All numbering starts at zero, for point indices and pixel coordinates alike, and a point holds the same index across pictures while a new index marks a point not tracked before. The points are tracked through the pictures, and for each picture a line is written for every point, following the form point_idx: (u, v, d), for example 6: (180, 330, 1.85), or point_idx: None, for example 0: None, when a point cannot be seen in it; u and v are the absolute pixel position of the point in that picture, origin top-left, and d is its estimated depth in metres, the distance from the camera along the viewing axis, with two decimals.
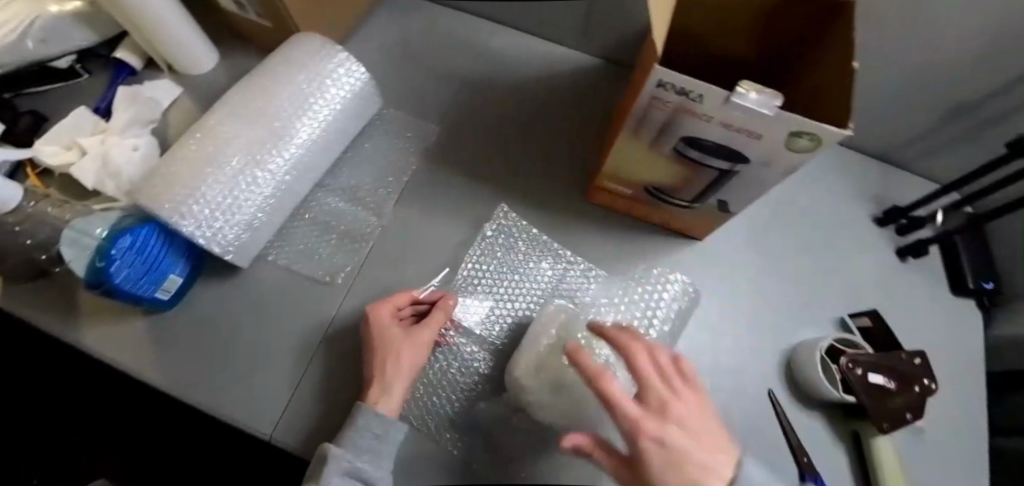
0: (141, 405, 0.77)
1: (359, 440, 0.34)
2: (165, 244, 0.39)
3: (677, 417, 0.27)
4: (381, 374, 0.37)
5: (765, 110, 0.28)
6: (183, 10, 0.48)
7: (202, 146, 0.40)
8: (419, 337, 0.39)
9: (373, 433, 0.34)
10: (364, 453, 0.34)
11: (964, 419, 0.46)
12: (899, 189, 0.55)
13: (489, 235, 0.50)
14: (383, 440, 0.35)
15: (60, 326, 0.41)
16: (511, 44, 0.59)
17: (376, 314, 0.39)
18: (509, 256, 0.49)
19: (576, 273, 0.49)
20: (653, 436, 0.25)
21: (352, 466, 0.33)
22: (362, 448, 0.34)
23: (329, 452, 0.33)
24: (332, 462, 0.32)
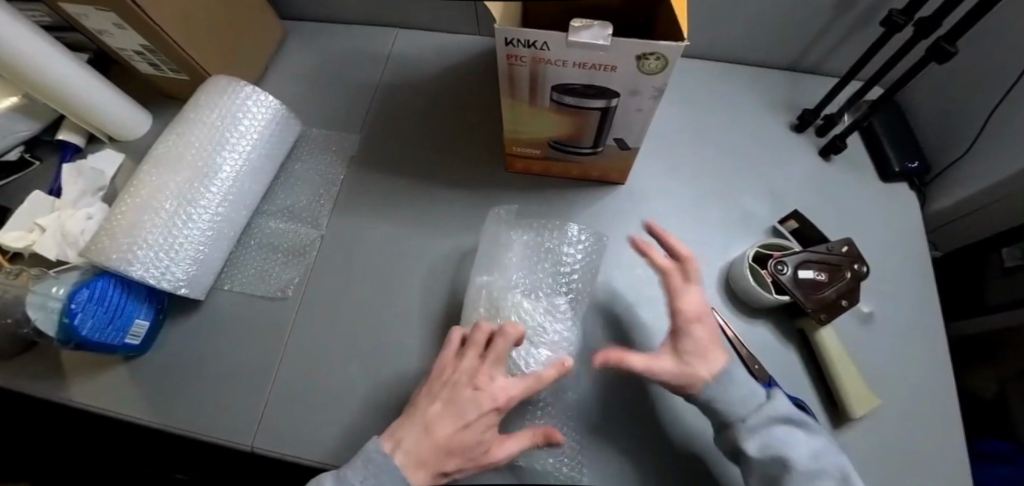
0: (163, 460, 0.72)
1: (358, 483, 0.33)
2: (123, 293, 0.44)
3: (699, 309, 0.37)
4: (442, 465, 0.33)
5: (601, 42, 0.31)
6: (94, 73, 0.52)
7: (136, 197, 0.43)
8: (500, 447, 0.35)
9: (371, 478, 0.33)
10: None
11: (909, 295, 0.48)
12: (808, 94, 0.58)
13: (498, 233, 0.48)
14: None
15: (63, 387, 0.46)
16: (416, 44, 0.63)
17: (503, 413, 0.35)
18: (500, 260, 0.45)
19: (540, 254, 0.47)
20: (694, 324, 0.36)
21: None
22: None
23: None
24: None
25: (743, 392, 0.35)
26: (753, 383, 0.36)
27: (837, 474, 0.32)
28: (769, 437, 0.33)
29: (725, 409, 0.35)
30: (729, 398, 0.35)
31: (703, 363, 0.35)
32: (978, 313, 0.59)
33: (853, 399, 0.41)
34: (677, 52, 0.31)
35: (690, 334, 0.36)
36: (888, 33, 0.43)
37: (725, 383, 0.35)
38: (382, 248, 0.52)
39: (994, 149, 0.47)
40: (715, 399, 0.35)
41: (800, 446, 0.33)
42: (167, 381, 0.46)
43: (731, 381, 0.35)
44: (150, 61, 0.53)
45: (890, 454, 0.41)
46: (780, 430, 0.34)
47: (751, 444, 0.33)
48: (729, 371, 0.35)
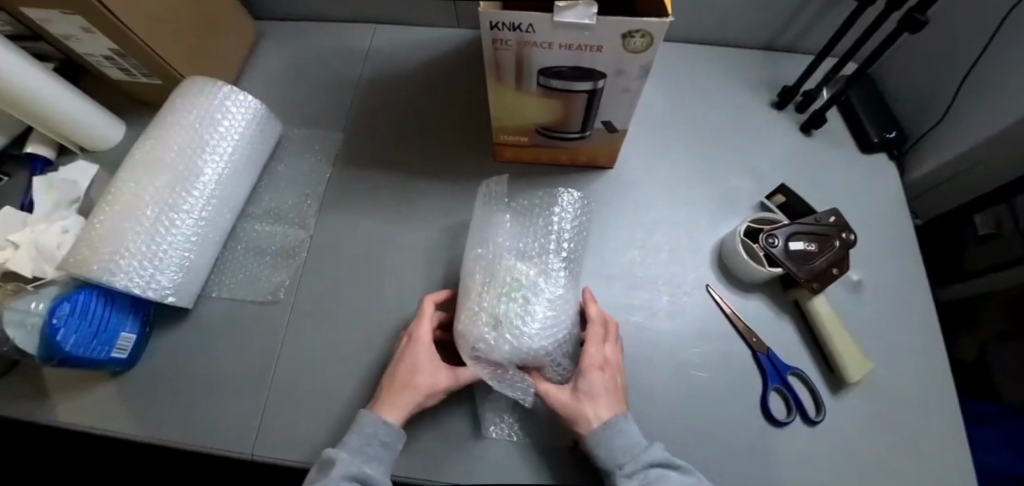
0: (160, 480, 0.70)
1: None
2: (105, 306, 0.42)
3: (599, 369, 0.37)
4: (411, 396, 0.36)
5: (587, 21, 0.30)
6: (63, 82, 0.50)
7: (115, 204, 0.42)
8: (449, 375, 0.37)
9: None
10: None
11: (895, 261, 0.49)
12: (786, 72, 0.59)
13: (488, 203, 0.46)
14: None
15: (46, 408, 0.44)
16: (395, 38, 0.62)
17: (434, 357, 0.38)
18: (493, 229, 0.44)
19: (534, 223, 0.45)
20: (593, 377, 0.36)
21: (359, 472, 0.32)
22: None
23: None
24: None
25: (625, 439, 0.34)
26: (637, 433, 0.35)
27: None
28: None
29: (607, 460, 0.34)
30: (616, 448, 0.34)
31: (606, 405, 0.35)
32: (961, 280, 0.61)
33: (848, 364, 0.42)
34: (662, 29, 0.31)
35: (584, 383, 0.36)
36: (862, 6, 0.44)
37: (609, 436, 0.34)
38: (374, 245, 0.51)
39: (966, 116, 0.49)
40: (600, 443, 0.34)
41: None
42: (158, 394, 0.45)
43: (617, 430, 0.34)
44: (120, 66, 0.51)
45: (886, 415, 0.42)
46: (659, 475, 0.33)
47: None
48: (614, 426, 0.34)
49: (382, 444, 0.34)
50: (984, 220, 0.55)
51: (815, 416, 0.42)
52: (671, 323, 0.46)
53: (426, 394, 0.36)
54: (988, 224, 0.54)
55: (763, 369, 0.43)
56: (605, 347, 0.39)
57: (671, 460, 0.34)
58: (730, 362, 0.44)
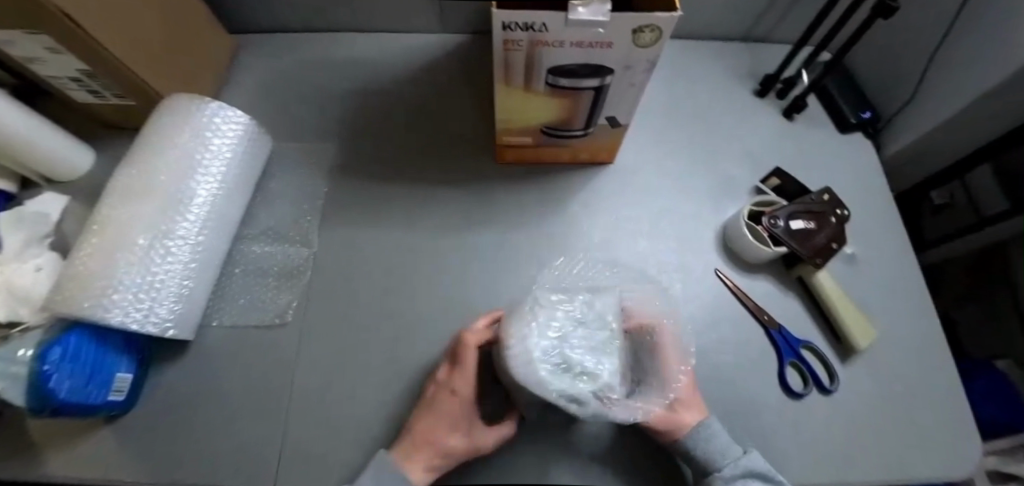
0: None
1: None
2: (99, 347, 0.39)
3: (682, 385, 0.39)
4: (431, 457, 0.36)
5: (601, 18, 0.31)
6: (25, 108, 0.46)
7: (102, 235, 0.39)
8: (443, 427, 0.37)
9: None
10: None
11: (881, 232, 0.52)
12: (764, 61, 0.62)
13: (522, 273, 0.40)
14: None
15: (32, 465, 0.40)
16: (381, 46, 0.61)
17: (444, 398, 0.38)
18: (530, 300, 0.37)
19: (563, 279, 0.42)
20: (678, 392, 0.38)
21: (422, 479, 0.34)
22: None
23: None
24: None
25: (722, 445, 0.37)
26: (725, 435, 0.38)
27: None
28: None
29: (705, 460, 0.36)
30: (712, 450, 0.36)
31: (689, 410, 0.38)
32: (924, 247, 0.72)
33: (855, 332, 0.44)
34: (672, 22, 0.32)
35: (679, 398, 0.38)
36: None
37: (706, 441, 0.37)
38: (381, 258, 0.49)
39: (931, 94, 0.52)
40: (698, 445, 0.37)
41: None
42: (161, 434, 0.42)
43: (712, 435, 0.37)
44: (88, 88, 0.48)
45: (891, 377, 0.45)
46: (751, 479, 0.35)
47: None
48: (710, 430, 0.37)
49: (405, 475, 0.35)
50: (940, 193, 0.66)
51: (830, 385, 0.44)
52: (687, 309, 0.47)
53: (444, 451, 0.36)
54: (943, 196, 0.66)
55: (778, 345, 0.45)
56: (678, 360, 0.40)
57: (767, 471, 0.36)
58: (746, 341, 0.46)
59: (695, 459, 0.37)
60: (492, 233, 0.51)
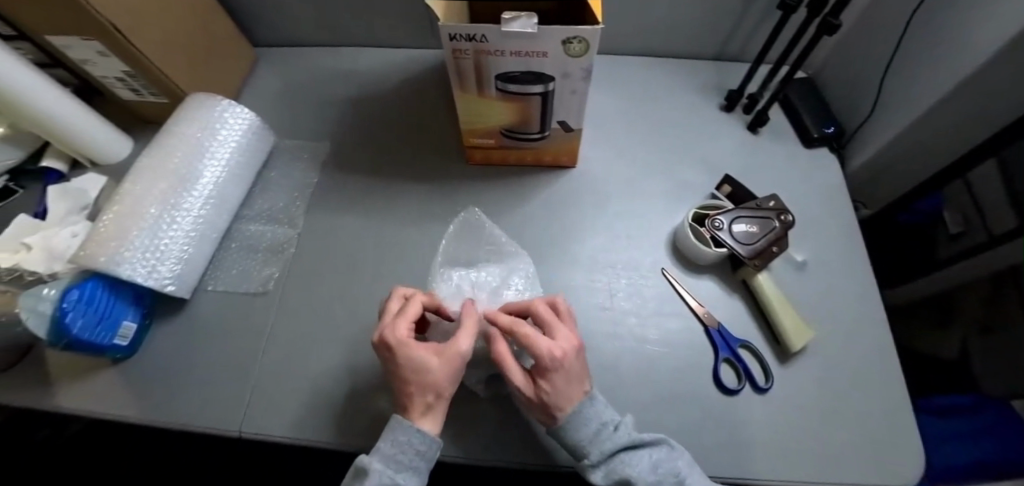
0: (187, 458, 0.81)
1: (397, 454, 0.33)
2: (111, 296, 0.46)
3: (555, 369, 0.33)
4: (426, 397, 0.34)
5: (529, 30, 0.36)
6: (79, 101, 0.56)
7: (122, 204, 0.46)
8: (451, 355, 0.35)
9: (413, 450, 0.33)
10: (404, 469, 0.33)
11: (835, 242, 0.54)
12: (733, 78, 0.65)
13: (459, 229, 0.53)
14: (422, 456, 0.34)
15: (49, 395, 0.48)
16: (380, 59, 0.69)
17: (400, 340, 0.34)
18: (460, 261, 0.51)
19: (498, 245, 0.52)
20: (547, 380, 0.33)
21: (392, 482, 0.32)
22: (403, 463, 0.33)
23: (371, 467, 0.32)
24: (376, 479, 0.31)
25: (598, 423, 0.35)
26: (607, 408, 0.36)
27: (671, 478, 0.33)
28: (605, 472, 0.33)
29: (576, 443, 0.34)
30: (584, 435, 0.34)
31: (568, 395, 0.34)
32: (931, 269, 0.72)
33: (791, 334, 0.46)
34: (595, 35, 0.37)
35: (547, 386, 0.33)
36: (786, 15, 0.50)
37: (576, 420, 0.34)
38: (359, 242, 0.55)
39: (890, 110, 0.54)
40: (568, 425, 0.34)
41: (643, 471, 0.33)
42: (154, 379, 0.48)
43: (585, 416, 0.34)
44: (131, 87, 0.58)
45: (830, 382, 0.46)
46: (624, 455, 0.34)
47: (596, 475, 0.34)
48: (580, 411, 0.34)
49: (416, 452, 0.33)
50: (953, 217, 0.68)
51: (764, 384, 0.45)
52: (631, 303, 0.50)
53: (426, 388, 0.34)
54: (956, 220, 0.68)
55: (714, 342, 0.47)
56: (555, 340, 0.35)
57: (640, 438, 0.35)
58: (685, 336, 0.48)
59: (565, 440, 0.35)
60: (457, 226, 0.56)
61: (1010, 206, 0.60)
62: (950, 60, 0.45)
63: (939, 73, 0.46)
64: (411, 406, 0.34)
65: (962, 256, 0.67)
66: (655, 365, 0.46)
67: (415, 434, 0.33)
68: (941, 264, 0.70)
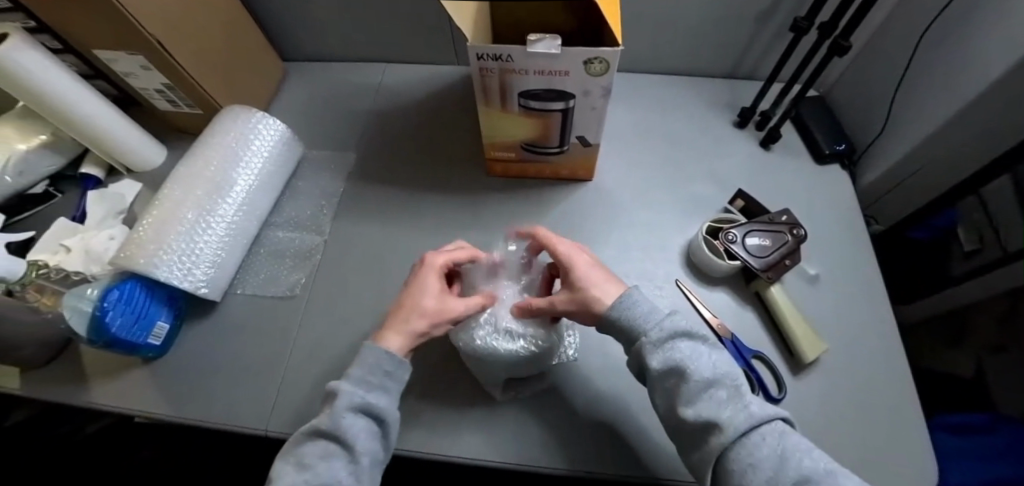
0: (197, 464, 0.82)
1: (368, 376, 0.35)
2: (147, 297, 0.48)
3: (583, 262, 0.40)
4: (409, 316, 0.37)
5: (553, 50, 0.38)
6: (119, 111, 0.59)
7: (161, 209, 0.49)
8: (449, 302, 0.39)
9: (382, 369, 0.35)
10: (375, 389, 0.35)
11: (847, 258, 0.55)
12: (746, 97, 0.66)
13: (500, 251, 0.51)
14: (391, 375, 0.35)
15: (85, 391, 0.50)
16: (403, 74, 0.72)
17: (432, 262, 0.41)
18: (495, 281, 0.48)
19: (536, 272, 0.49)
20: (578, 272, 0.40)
21: (361, 402, 0.34)
22: (372, 384, 0.35)
23: (341, 389, 0.34)
24: (345, 398, 0.33)
25: (647, 310, 0.36)
26: (654, 305, 0.37)
27: (730, 375, 0.32)
28: (666, 356, 0.33)
29: (631, 326, 0.35)
30: (636, 317, 0.36)
31: (602, 285, 0.39)
32: (944, 285, 0.72)
33: (803, 344, 0.47)
34: (615, 56, 0.39)
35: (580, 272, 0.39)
36: (797, 37, 0.52)
37: (625, 303, 0.36)
38: (381, 251, 0.57)
39: (901, 129, 0.55)
40: (616, 310, 0.36)
41: (703, 361, 0.32)
42: (184, 378, 0.50)
43: (633, 299, 0.36)
44: (168, 99, 0.61)
45: (845, 394, 0.46)
46: (682, 342, 0.34)
47: (655, 360, 0.33)
48: (628, 299, 0.36)
49: (386, 373, 0.35)
50: (968, 236, 0.69)
51: (777, 394, 0.46)
52: None
53: (419, 308, 0.38)
54: (971, 239, 0.69)
55: (728, 352, 0.47)
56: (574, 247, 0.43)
57: (694, 331, 0.35)
58: None
59: (619, 320, 0.36)
60: (476, 235, 0.57)
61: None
62: (960, 81, 0.46)
63: (950, 93, 0.48)
64: (388, 325, 0.38)
65: (977, 272, 0.68)
66: None
67: (382, 352, 0.35)
68: (954, 281, 0.71)
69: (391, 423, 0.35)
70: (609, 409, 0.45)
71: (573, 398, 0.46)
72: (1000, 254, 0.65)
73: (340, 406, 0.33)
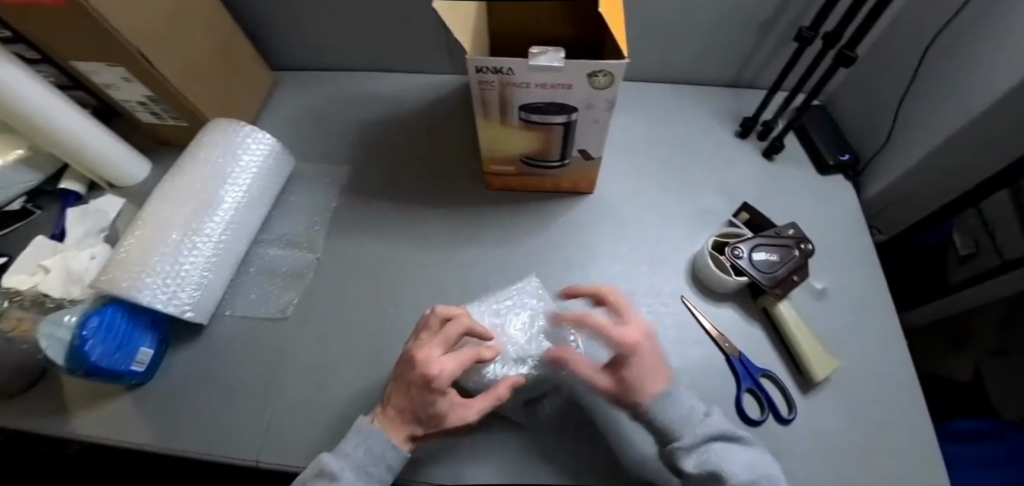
0: None
1: (366, 465, 0.35)
2: (129, 322, 0.46)
3: (638, 352, 0.37)
4: (420, 429, 0.36)
5: (556, 64, 0.37)
6: (99, 125, 0.57)
7: (144, 229, 0.47)
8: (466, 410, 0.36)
9: (383, 463, 0.36)
10: (370, 477, 0.35)
11: (855, 271, 0.54)
12: (747, 105, 0.66)
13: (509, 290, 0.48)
14: (386, 465, 0.36)
15: (65, 420, 0.47)
16: (398, 83, 0.70)
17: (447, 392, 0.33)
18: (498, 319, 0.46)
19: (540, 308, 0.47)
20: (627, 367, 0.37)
21: None
22: (370, 474, 0.35)
23: (338, 476, 0.34)
24: None
25: (685, 409, 0.37)
26: (694, 402, 0.38)
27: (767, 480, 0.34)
28: (701, 457, 0.35)
29: (666, 427, 0.36)
30: (672, 418, 0.36)
31: (655, 380, 0.37)
32: (943, 294, 0.71)
33: (814, 364, 0.45)
34: (621, 69, 0.37)
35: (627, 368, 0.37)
36: (802, 46, 0.52)
37: (665, 406, 0.36)
38: (376, 268, 0.55)
39: (906, 140, 0.55)
40: (662, 408, 0.36)
41: (740, 464, 0.34)
42: (170, 405, 0.48)
43: (671, 400, 0.36)
44: (152, 111, 0.58)
45: (858, 414, 0.45)
46: (718, 441, 0.36)
47: (689, 462, 0.35)
48: (669, 398, 0.36)
49: (385, 467, 0.36)
50: (964, 240, 0.69)
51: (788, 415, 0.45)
52: (652, 332, 0.50)
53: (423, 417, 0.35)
54: (967, 244, 0.68)
55: (736, 371, 0.46)
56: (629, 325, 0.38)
57: (733, 432, 0.37)
58: (707, 366, 0.47)
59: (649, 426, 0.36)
60: (475, 252, 0.55)
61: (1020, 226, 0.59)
62: (968, 94, 0.46)
63: (957, 105, 0.47)
64: (396, 427, 0.36)
65: (974, 282, 0.66)
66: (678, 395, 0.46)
67: (386, 452, 0.35)
68: (951, 290, 0.70)
69: None
70: (616, 434, 0.44)
71: (578, 422, 0.44)
72: (994, 263, 0.64)
73: None
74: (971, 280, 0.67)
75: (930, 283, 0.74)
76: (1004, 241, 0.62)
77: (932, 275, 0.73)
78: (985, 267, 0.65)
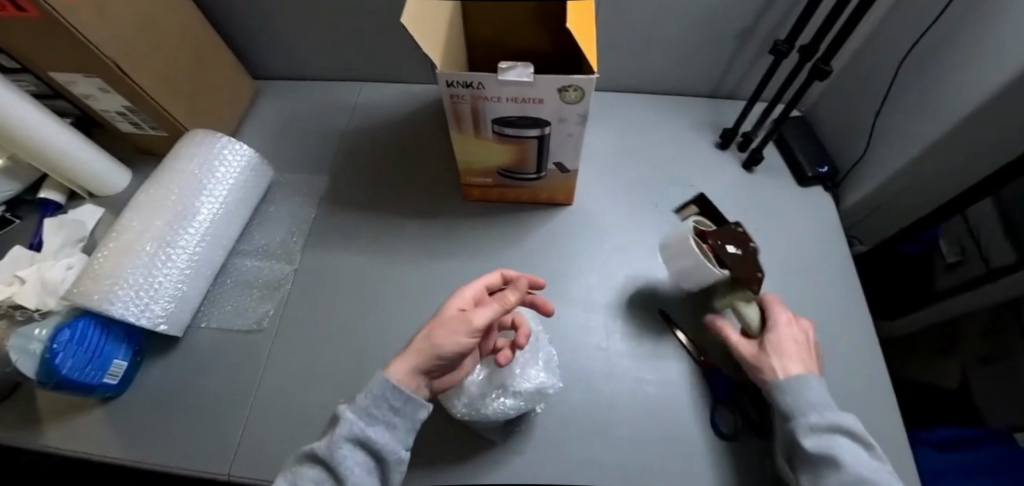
0: None
1: (371, 407, 0.33)
2: (102, 334, 0.46)
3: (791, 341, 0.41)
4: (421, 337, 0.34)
5: (525, 79, 0.37)
6: (79, 134, 0.57)
7: (118, 241, 0.47)
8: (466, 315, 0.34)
9: (387, 404, 0.33)
10: (377, 423, 0.33)
11: (833, 283, 0.54)
12: (728, 116, 0.66)
13: None
14: (395, 412, 0.33)
15: (37, 432, 0.47)
16: (381, 93, 0.70)
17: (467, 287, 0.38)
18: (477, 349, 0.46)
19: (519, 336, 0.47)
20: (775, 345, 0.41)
21: (362, 434, 0.32)
22: (375, 417, 0.33)
23: (344, 415, 0.33)
24: (347, 427, 0.32)
25: (820, 397, 0.37)
26: (825, 395, 0.38)
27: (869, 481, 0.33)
28: (820, 440, 0.35)
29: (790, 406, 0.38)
30: (802, 399, 0.37)
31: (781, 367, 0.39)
32: (931, 302, 0.71)
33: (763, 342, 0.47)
34: (590, 84, 0.37)
35: (783, 340, 0.41)
36: (778, 59, 0.52)
37: (795, 387, 0.38)
38: (355, 279, 0.55)
39: (883, 151, 0.55)
40: (788, 391, 0.38)
41: (849, 465, 0.34)
42: (143, 418, 0.47)
43: (805, 386, 0.38)
44: (131, 121, 0.58)
45: None
46: (834, 438, 0.35)
47: (810, 442, 0.35)
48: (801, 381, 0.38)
49: (391, 408, 0.33)
50: (950, 247, 0.68)
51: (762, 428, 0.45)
52: (627, 344, 0.50)
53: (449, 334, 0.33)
54: (953, 250, 0.68)
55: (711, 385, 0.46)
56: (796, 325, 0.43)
57: (858, 432, 0.36)
58: (683, 379, 0.47)
59: (777, 404, 0.39)
60: (453, 263, 0.55)
61: (1006, 237, 0.59)
62: (942, 107, 0.46)
63: (931, 118, 0.47)
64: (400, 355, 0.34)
65: (963, 289, 0.65)
66: (652, 409, 0.46)
67: (388, 386, 0.33)
68: (939, 297, 0.69)
69: (390, 460, 0.34)
70: (590, 447, 0.44)
71: (551, 436, 0.44)
72: (979, 271, 0.63)
73: (340, 433, 0.32)
74: (959, 287, 0.66)
75: (917, 291, 0.73)
76: (989, 247, 0.62)
77: (921, 282, 0.73)
78: (970, 275, 0.65)
